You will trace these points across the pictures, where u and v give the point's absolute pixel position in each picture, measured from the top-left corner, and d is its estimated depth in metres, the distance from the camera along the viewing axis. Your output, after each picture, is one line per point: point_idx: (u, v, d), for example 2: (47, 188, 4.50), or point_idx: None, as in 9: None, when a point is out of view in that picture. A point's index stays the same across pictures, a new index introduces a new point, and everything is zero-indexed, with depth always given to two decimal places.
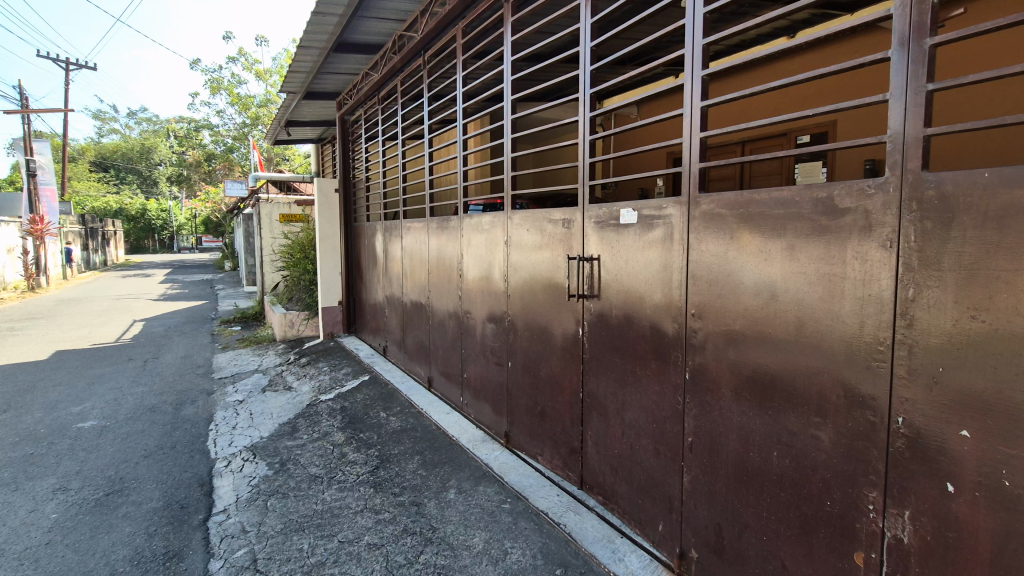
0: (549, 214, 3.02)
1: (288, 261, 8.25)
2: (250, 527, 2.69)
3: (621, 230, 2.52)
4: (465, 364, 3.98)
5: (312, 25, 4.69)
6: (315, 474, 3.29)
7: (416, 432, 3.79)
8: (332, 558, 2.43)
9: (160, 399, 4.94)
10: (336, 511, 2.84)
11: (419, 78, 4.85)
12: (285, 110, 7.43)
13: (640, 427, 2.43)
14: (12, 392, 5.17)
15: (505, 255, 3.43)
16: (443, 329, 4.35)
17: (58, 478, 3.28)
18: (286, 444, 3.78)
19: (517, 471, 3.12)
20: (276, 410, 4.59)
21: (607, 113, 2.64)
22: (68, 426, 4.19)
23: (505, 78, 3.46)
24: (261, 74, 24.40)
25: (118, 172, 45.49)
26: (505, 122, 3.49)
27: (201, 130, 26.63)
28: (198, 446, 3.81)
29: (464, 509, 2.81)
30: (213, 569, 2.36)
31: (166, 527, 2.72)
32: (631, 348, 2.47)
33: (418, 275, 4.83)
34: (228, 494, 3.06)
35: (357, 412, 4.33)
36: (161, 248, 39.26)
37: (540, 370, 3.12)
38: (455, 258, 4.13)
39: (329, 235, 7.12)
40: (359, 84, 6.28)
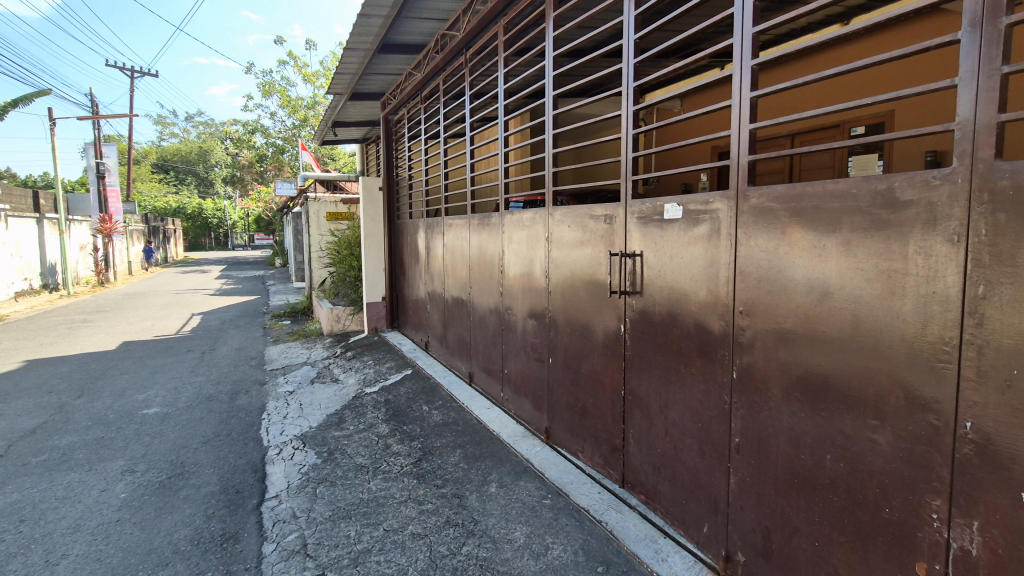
0: (591, 211, 2.99)
1: (334, 258, 8.50)
2: (300, 513, 2.80)
3: (665, 226, 2.47)
4: (506, 360, 4.00)
5: (357, 27, 4.80)
6: (361, 464, 3.39)
7: (458, 426, 3.84)
8: (378, 546, 2.50)
9: (216, 389, 5.20)
10: (381, 500, 2.92)
11: (461, 76, 4.90)
12: (331, 111, 7.65)
13: (684, 427, 2.38)
14: (85, 379, 5.56)
15: (546, 252, 3.43)
16: (484, 325, 4.39)
17: (126, 461, 3.50)
18: (334, 435, 3.91)
19: (558, 467, 3.12)
20: (323, 401, 4.75)
21: (651, 107, 2.59)
22: (134, 412, 4.46)
23: (546, 74, 3.44)
24: (310, 76, 25.25)
25: (178, 173, 48.08)
26: (546, 117, 3.47)
27: (253, 132, 27.80)
28: (252, 434, 3.99)
29: (504, 503, 2.83)
30: (266, 552, 2.47)
31: (223, 510, 2.86)
32: (675, 346, 2.42)
33: (459, 272, 4.89)
34: (280, 480, 3.20)
35: (401, 404, 4.42)
36: (217, 246, 41.25)
37: (582, 367, 3.11)
38: (496, 254, 4.15)
39: (373, 232, 7.29)
40: (402, 84, 6.40)
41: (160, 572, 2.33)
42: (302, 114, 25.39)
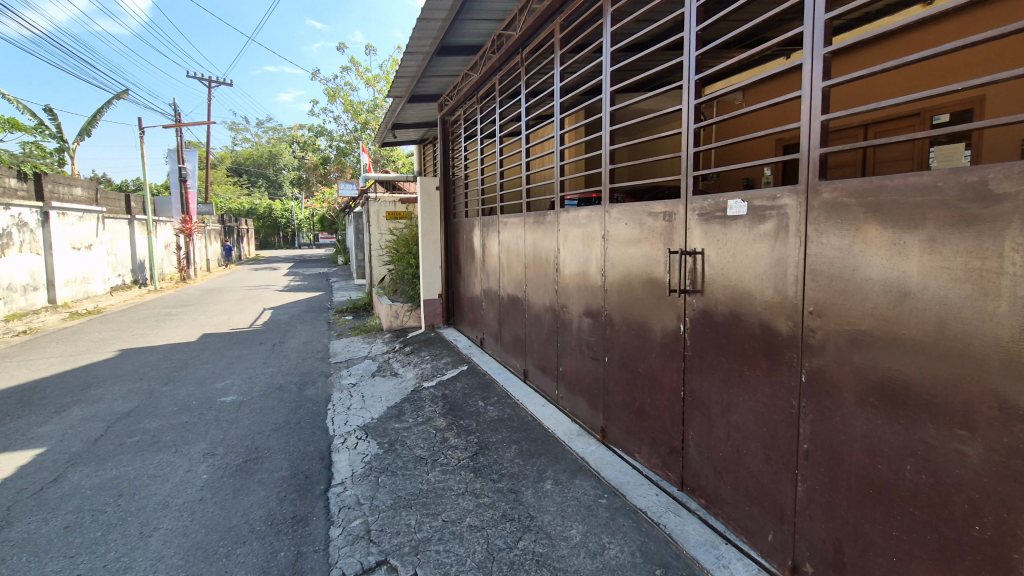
0: (649, 208, 2.94)
1: (394, 256, 8.77)
2: (364, 500, 2.93)
3: (728, 223, 2.39)
4: (561, 358, 4.00)
5: (416, 31, 4.93)
6: (420, 455, 3.50)
7: (513, 422, 3.88)
8: (437, 536, 2.58)
9: (285, 380, 5.50)
10: (440, 492, 3.00)
11: (517, 75, 4.93)
12: (391, 114, 7.90)
13: (747, 431, 2.30)
14: (171, 368, 6.04)
15: (603, 250, 3.40)
16: (539, 323, 4.40)
17: (207, 445, 3.78)
18: (394, 426, 4.05)
19: (613, 467, 3.09)
20: (384, 394, 4.93)
21: (713, 101, 2.52)
22: (213, 400, 4.80)
23: (603, 70, 3.41)
24: (371, 81, 26.18)
25: (250, 176, 51.11)
26: (603, 114, 3.43)
27: (318, 136, 29.16)
28: (319, 423, 4.21)
29: (560, 500, 2.84)
30: (334, 536, 2.60)
31: (293, 493, 3.03)
32: (738, 347, 2.35)
33: (515, 269, 4.93)
34: (345, 468, 3.35)
35: (457, 399, 4.52)
36: (284, 245, 43.57)
37: (639, 366, 3.06)
38: (552, 252, 4.15)
39: (430, 231, 7.47)
40: (459, 85, 6.52)
41: (239, 549, 2.49)
42: (364, 117, 26.37)
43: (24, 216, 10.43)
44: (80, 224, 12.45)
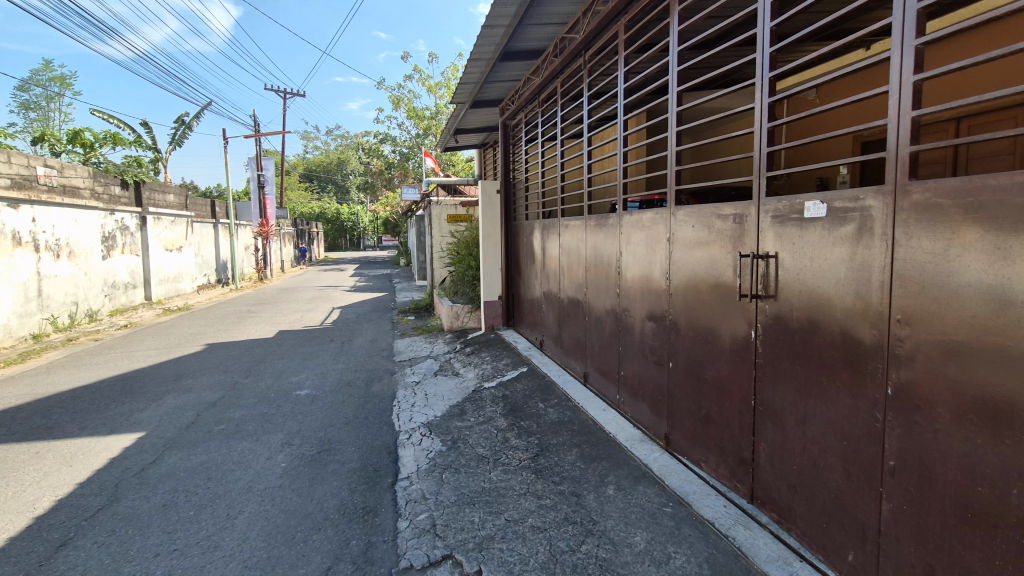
0: (718, 210, 2.86)
1: (455, 258, 8.97)
2: (429, 495, 3.03)
3: (805, 226, 2.29)
4: (623, 362, 3.94)
5: (481, 38, 5.03)
6: (482, 454, 3.57)
7: (574, 425, 3.86)
8: (500, 534, 2.62)
9: (354, 376, 5.77)
10: (502, 491, 3.05)
11: (579, 78, 4.93)
12: (454, 119, 8.09)
13: (825, 444, 2.19)
14: (251, 361, 6.47)
15: (668, 253, 3.33)
16: (600, 327, 4.36)
17: (285, 435, 4.02)
18: (457, 425, 4.15)
19: (678, 475, 3.02)
20: (446, 392, 5.06)
21: (789, 98, 2.41)
22: (290, 393, 5.11)
23: (670, 70, 3.34)
24: (433, 88, 26.93)
25: (320, 182, 53.87)
26: (670, 115, 3.37)
27: (384, 142, 30.33)
28: (385, 418, 4.38)
29: (623, 506, 2.82)
30: (402, 528, 2.70)
31: (363, 485, 3.18)
32: (816, 357, 2.23)
33: (575, 272, 4.91)
34: (410, 463, 3.47)
35: (518, 400, 4.55)
36: (350, 247, 45.60)
37: (705, 373, 2.97)
38: (614, 255, 4.12)
39: (491, 234, 7.58)
40: (521, 89, 6.59)
41: (315, 535, 2.64)
42: (426, 123, 27.15)
43: (126, 221, 11.48)
44: (173, 228, 13.55)
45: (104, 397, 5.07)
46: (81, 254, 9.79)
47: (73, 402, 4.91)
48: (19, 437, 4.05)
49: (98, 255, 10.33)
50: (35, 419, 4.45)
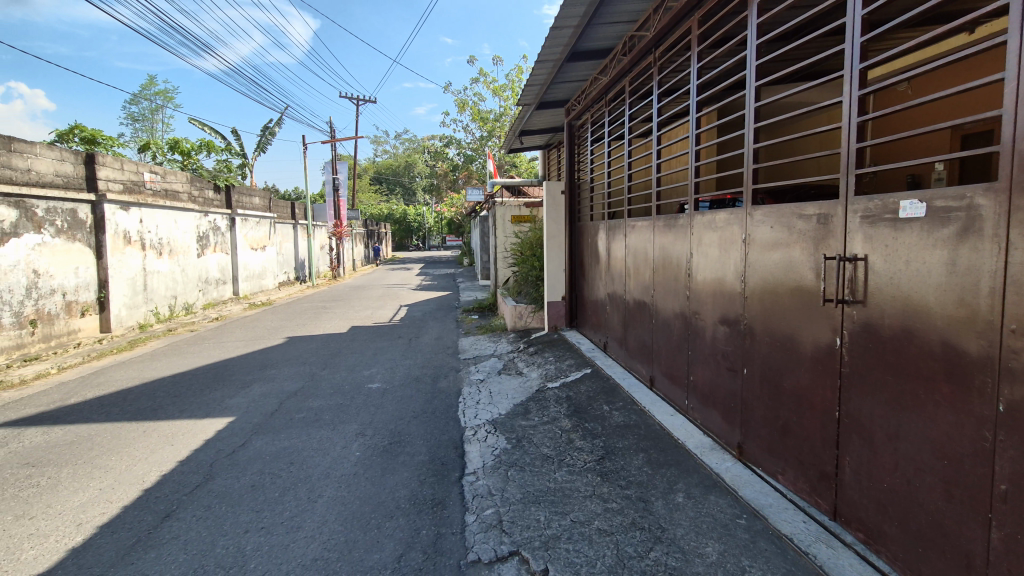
0: (800, 209, 2.71)
1: (519, 258, 9.04)
2: (495, 491, 3.08)
3: (900, 227, 2.13)
4: (692, 367, 3.82)
5: (549, 39, 5.05)
6: (547, 454, 3.59)
7: (641, 429, 3.79)
8: (567, 535, 2.62)
9: (422, 372, 5.96)
10: (568, 492, 3.05)
11: (649, 75, 4.83)
12: (519, 121, 8.16)
13: (922, 462, 2.03)
14: (326, 355, 6.84)
15: (743, 254, 3.20)
16: (668, 330, 4.26)
17: (358, 425, 4.22)
18: (521, 424, 4.19)
19: (752, 487, 2.89)
20: (510, 391, 5.12)
21: (883, 91, 2.25)
22: (362, 385, 5.36)
23: (747, 65, 3.21)
24: (498, 90, 27.27)
25: (388, 184, 56.00)
26: (747, 111, 3.23)
27: (449, 145, 31.08)
28: (452, 414, 4.50)
29: (693, 515, 2.74)
30: (469, 521, 2.76)
31: (431, 478, 3.28)
32: (912, 368, 2.07)
33: (642, 273, 4.82)
34: (476, 459, 3.54)
35: (582, 402, 4.52)
36: (416, 247, 47.10)
37: (783, 381, 2.83)
38: (684, 256, 4.00)
39: (555, 234, 7.57)
40: (587, 89, 6.54)
41: (388, 522, 2.76)
42: (491, 125, 27.58)
43: (217, 222, 12.44)
44: (257, 228, 14.54)
45: (199, 383, 5.53)
46: (179, 252, 10.71)
47: (174, 387, 5.39)
48: (130, 416, 4.50)
49: (193, 253, 11.27)
50: (143, 401, 4.92)
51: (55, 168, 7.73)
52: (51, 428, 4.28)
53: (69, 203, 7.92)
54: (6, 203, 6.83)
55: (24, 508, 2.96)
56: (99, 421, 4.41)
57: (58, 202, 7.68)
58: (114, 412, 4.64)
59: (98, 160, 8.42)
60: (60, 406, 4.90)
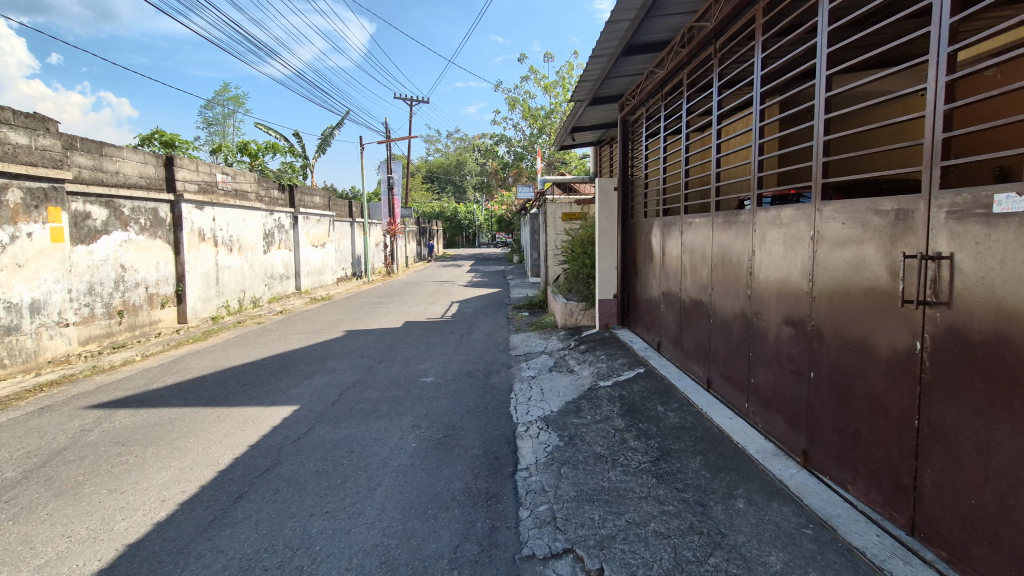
0: (876, 204, 2.55)
1: (570, 256, 8.98)
2: (549, 488, 3.09)
3: (993, 223, 1.97)
4: (753, 369, 3.67)
5: (604, 34, 4.98)
6: (600, 453, 3.56)
7: (698, 432, 3.69)
8: (622, 535, 2.59)
9: (474, 367, 6.04)
10: (622, 492, 3.02)
11: (710, 67, 4.67)
12: (572, 118, 8.09)
13: (1016, 478, 1.87)
14: (382, 348, 7.06)
15: (811, 252, 3.04)
16: (727, 330, 4.11)
17: (414, 418, 4.33)
18: (573, 422, 4.18)
19: (818, 496, 2.75)
20: (562, 389, 5.11)
21: (974, 75, 2.07)
22: (417, 379, 5.49)
23: (818, 52, 3.04)
24: (549, 87, 27.18)
25: (440, 182, 57.02)
26: (817, 101, 3.06)
27: (500, 143, 31.28)
28: (504, 409, 4.54)
29: (754, 522, 2.64)
30: (524, 516, 2.78)
31: (485, 471, 3.32)
32: (1006, 376, 1.91)
33: (699, 272, 4.68)
34: (529, 455, 3.57)
35: (635, 401, 4.45)
36: (466, 244, 47.76)
37: (855, 386, 2.67)
38: (745, 254, 3.86)
39: (607, 231, 7.47)
40: (642, 83, 6.40)
41: (444, 513, 2.82)
42: (541, 123, 27.52)
43: (282, 220, 13.08)
44: (317, 226, 15.17)
45: (266, 373, 5.85)
46: (247, 249, 11.34)
47: (244, 375, 5.72)
48: (206, 402, 4.82)
49: (260, 250, 11.90)
50: (216, 388, 5.26)
51: (139, 170, 8.35)
52: (138, 410, 4.64)
53: (151, 203, 8.53)
54: (98, 203, 7.45)
55: (116, 483, 3.23)
56: (178, 406, 4.75)
57: (142, 202, 8.31)
58: (192, 398, 4.98)
59: (176, 162, 9.03)
60: (145, 390, 5.31)
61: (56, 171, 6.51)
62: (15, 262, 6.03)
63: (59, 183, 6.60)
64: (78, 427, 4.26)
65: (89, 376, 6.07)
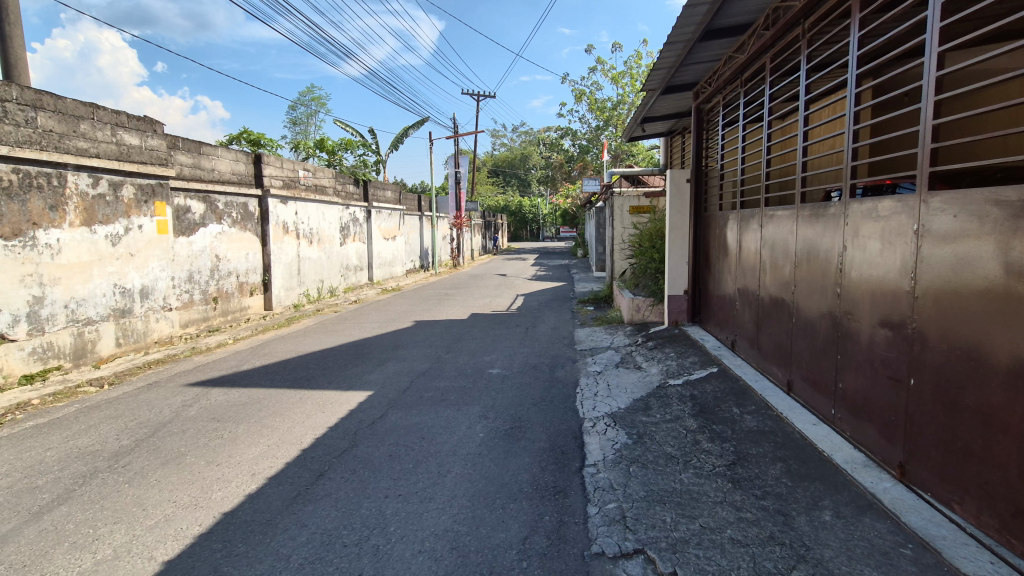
0: (998, 194, 2.28)
1: (638, 250, 8.75)
2: (617, 486, 3.04)
3: None
4: (842, 374, 3.42)
5: (681, 19, 4.79)
6: (671, 453, 3.46)
7: (777, 437, 3.49)
8: (695, 540, 2.51)
9: (539, 360, 6.05)
10: (696, 495, 2.91)
11: (797, 49, 4.35)
12: (643, 108, 7.86)
13: None
14: (450, 339, 7.22)
15: (916, 248, 2.77)
16: (812, 331, 3.85)
17: (481, 408, 4.40)
18: (642, 420, 4.09)
19: (918, 514, 2.52)
20: (630, 386, 5.01)
21: None
22: (484, 370, 5.58)
23: (929, 26, 2.73)
24: (617, 77, 26.61)
25: (505, 176, 57.48)
26: (925, 80, 2.76)
27: (565, 136, 31.03)
28: (571, 404, 4.52)
29: (843, 537, 2.46)
30: (592, 513, 2.75)
31: (553, 465, 3.32)
32: None
33: (781, 268, 4.40)
34: (596, 451, 3.52)
35: (708, 402, 4.27)
36: (530, 238, 47.89)
37: (965, 397, 2.41)
38: (834, 249, 3.58)
39: (679, 225, 7.20)
40: (720, 69, 6.10)
41: (512, 504, 2.84)
42: (608, 114, 27.01)
43: (357, 214, 13.68)
44: (389, 220, 15.74)
45: (343, 358, 6.15)
46: (325, 241, 11.95)
47: (323, 360, 6.05)
48: (289, 384, 5.14)
49: (336, 242, 12.51)
50: (299, 371, 5.60)
51: (232, 167, 9.00)
52: (230, 389, 5.03)
53: (242, 198, 9.17)
54: (197, 198, 8.10)
55: (212, 455, 3.51)
56: (266, 386, 5.11)
57: (234, 197, 8.96)
58: (277, 379, 5.33)
59: (264, 159, 9.65)
60: (237, 371, 5.75)
61: (161, 169, 7.14)
62: (128, 252, 6.69)
63: (164, 180, 7.24)
64: (180, 402, 4.68)
65: (189, 356, 6.65)
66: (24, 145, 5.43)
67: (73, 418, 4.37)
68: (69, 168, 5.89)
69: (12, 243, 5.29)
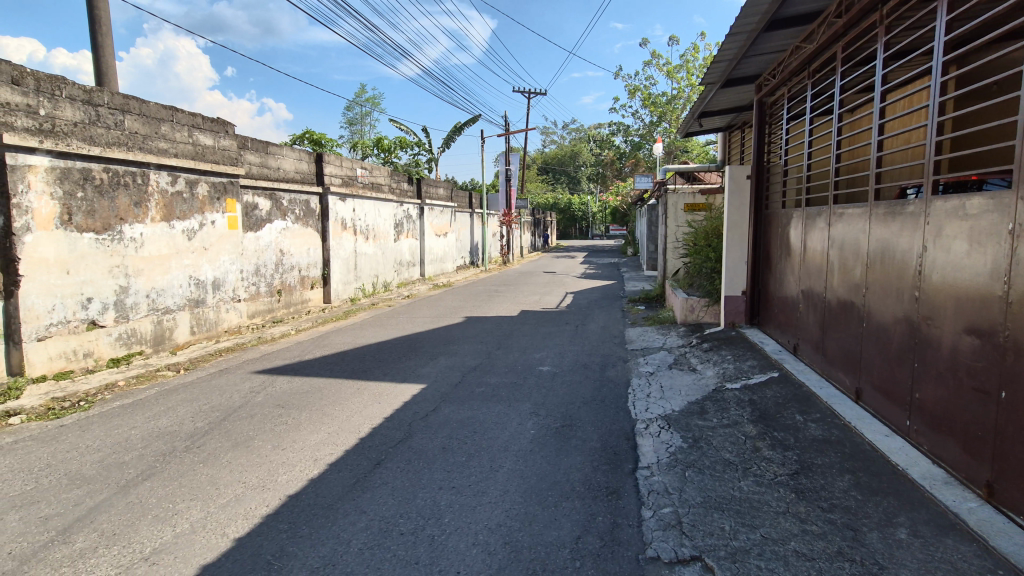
0: None
1: (693, 248, 8.49)
2: (673, 490, 2.97)
3: None
4: (920, 384, 3.19)
5: (745, 9, 4.60)
6: (729, 459, 3.35)
7: (845, 448, 3.30)
8: (756, 550, 2.41)
9: (590, 359, 5.99)
10: (756, 504, 2.80)
11: (873, 37, 4.09)
12: (700, 103, 7.62)
13: None
14: (500, 335, 7.27)
15: (1011, 250, 2.54)
16: (885, 337, 3.62)
17: (532, 405, 4.41)
18: (698, 423, 3.98)
19: (1010, 538, 2.32)
20: (684, 388, 4.88)
21: None
22: (534, 367, 5.59)
23: None
24: (672, 72, 25.90)
25: (555, 174, 57.22)
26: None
27: (617, 133, 30.52)
28: (623, 404, 4.46)
29: (922, 557, 2.31)
30: (647, 516, 2.70)
31: (605, 465, 3.28)
32: None
33: (851, 269, 4.16)
34: (650, 454, 3.46)
35: (768, 408, 4.10)
36: (579, 236, 47.47)
37: None
38: (913, 250, 3.35)
39: (737, 223, 6.93)
40: (786, 60, 5.81)
41: (565, 503, 2.83)
42: (663, 110, 26.35)
43: (410, 211, 13.99)
44: (440, 217, 16.00)
45: (397, 352, 6.31)
46: (380, 237, 12.29)
47: (378, 353, 6.23)
48: (347, 374, 5.33)
49: (390, 238, 12.83)
50: (356, 363, 5.79)
51: (295, 166, 9.41)
52: (293, 377, 5.28)
53: (304, 195, 9.57)
54: (264, 195, 8.52)
55: (277, 440, 3.69)
56: (325, 376, 5.32)
57: (297, 194, 9.37)
58: (336, 370, 5.53)
59: (324, 158, 10.02)
60: (298, 360, 6.01)
61: (232, 168, 7.55)
62: (202, 246, 7.11)
63: (235, 177, 7.65)
64: (248, 388, 4.95)
65: (256, 345, 7.02)
66: (113, 146, 5.87)
67: (154, 400, 4.71)
68: (152, 167, 6.33)
69: (102, 237, 5.74)
